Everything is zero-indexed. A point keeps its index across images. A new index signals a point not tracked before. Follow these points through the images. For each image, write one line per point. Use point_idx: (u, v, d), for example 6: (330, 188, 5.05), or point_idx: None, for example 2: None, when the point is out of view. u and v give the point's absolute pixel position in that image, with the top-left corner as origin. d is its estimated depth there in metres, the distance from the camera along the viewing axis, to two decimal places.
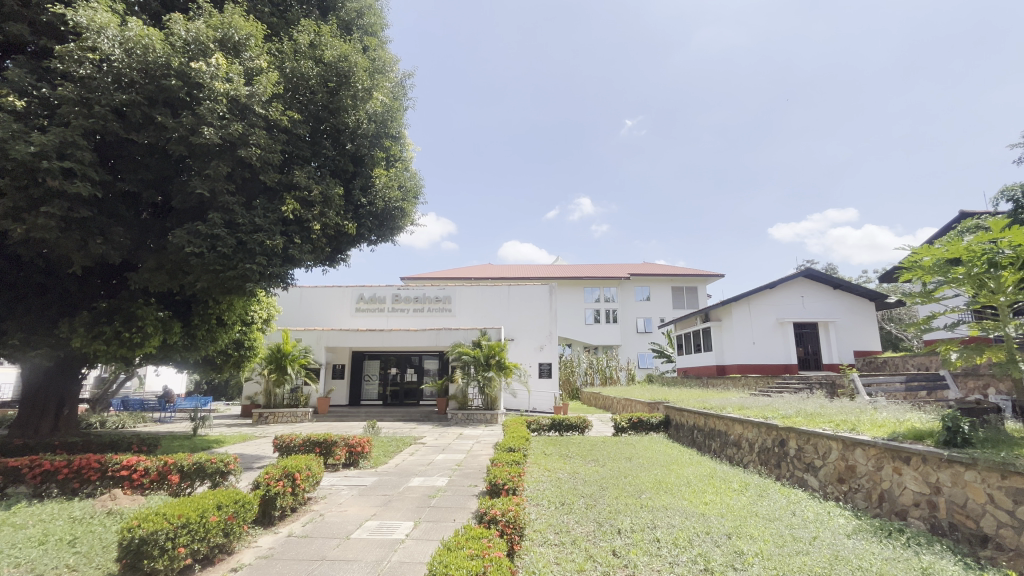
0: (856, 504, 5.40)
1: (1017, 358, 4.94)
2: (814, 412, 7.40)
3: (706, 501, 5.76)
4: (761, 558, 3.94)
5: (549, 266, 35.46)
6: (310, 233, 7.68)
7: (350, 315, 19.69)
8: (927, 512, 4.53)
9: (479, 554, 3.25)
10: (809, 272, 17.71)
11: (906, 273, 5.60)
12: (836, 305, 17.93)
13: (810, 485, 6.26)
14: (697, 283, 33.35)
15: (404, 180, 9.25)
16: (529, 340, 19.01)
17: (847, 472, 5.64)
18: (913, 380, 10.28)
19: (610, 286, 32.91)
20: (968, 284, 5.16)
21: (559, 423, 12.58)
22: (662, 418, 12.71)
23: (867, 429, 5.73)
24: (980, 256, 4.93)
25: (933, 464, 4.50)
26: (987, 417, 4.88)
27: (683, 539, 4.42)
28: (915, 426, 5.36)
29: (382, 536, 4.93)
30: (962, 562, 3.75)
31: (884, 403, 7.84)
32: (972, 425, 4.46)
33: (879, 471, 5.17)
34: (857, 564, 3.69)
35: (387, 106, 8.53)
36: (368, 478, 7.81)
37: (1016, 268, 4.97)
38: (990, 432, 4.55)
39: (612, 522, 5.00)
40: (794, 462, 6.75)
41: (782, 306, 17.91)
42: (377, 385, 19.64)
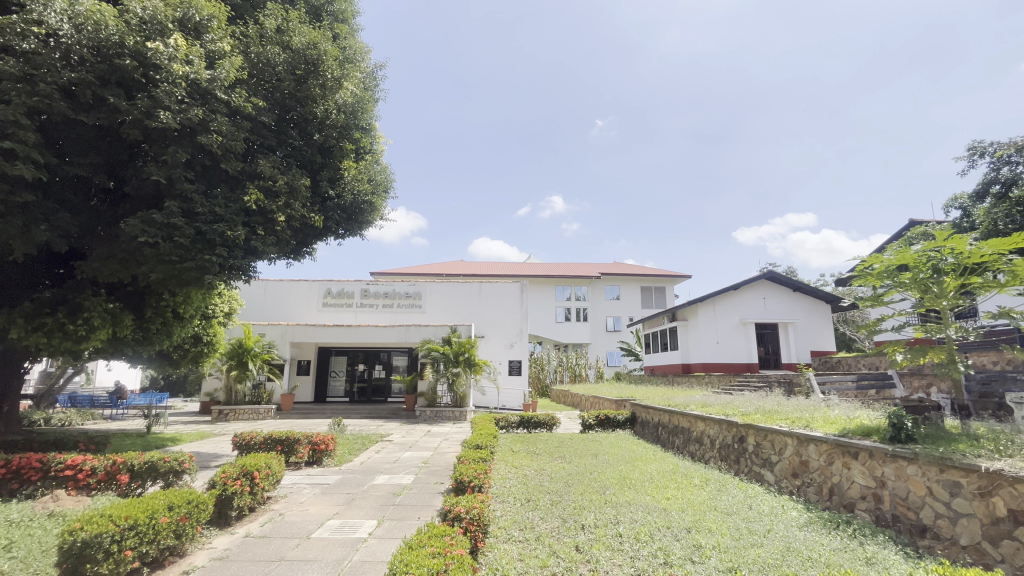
0: (808, 497, 5.63)
1: (957, 360, 5.21)
2: (771, 410, 7.67)
3: (668, 496, 5.89)
4: (718, 551, 4.06)
5: (521, 264, 35.54)
6: (274, 224, 7.44)
7: (317, 310, 19.25)
8: (873, 504, 4.76)
9: (440, 552, 3.22)
10: (771, 274, 18.31)
11: (858, 279, 5.86)
12: (795, 306, 18.62)
13: (767, 480, 6.50)
14: (664, 283, 34.15)
15: (374, 173, 9.09)
16: (499, 338, 19.00)
17: (800, 467, 5.88)
18: (863, 379, 10.79)
19: (580, 285, 33.27)
20: (915, 289, 5.43)
21: (527, 420, 12.62)
22: (629, 415, 12.92)
23: (820, 426, 5.97)
24: (925, 263, 5.21)
25: (879, 459, 4.73)
26: (929, 415, 5.16)
27: (644, 534, 4.50)
28: (864, 423, 5.62)
29: (344, 535, 4.83)
30: (903, 551, 3.96)
31: (837, 401, 8.18)
32: (915, 422, 4.70)
33: (830, 465, 5.41)
34: (807, 556, 3.84)
35: (358, 96, 8.33)
36: (331, 476, 7.65)
37: (960, 275, 5.24)
38: (931, 429, 4.80)
39: (576, 518, 5.06)
40: (751, 458, 6.99)
41: (744, 307, 18.54)
42: (343, 382, 19.32)
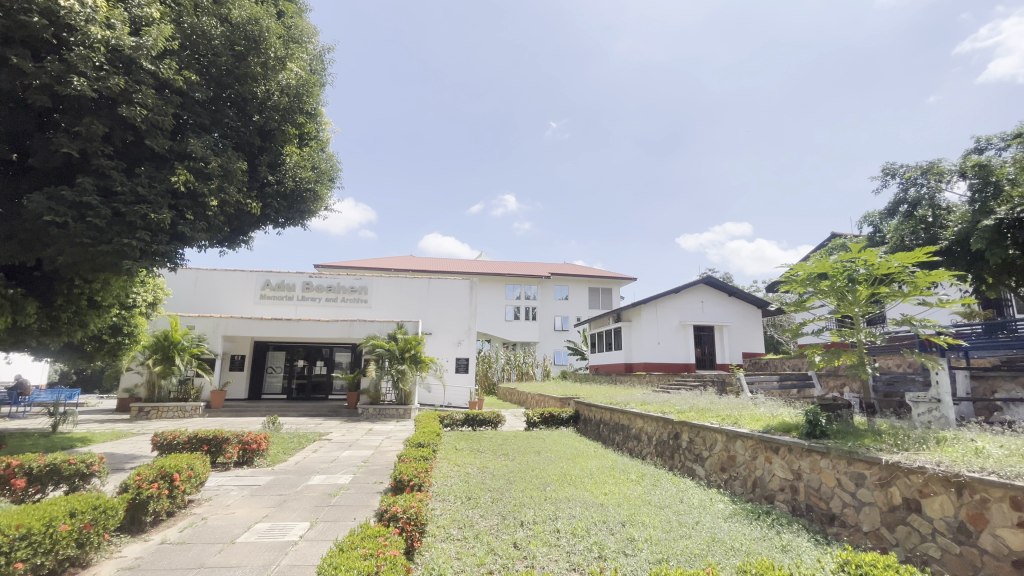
0: (734, 490, 5.97)
1: (866, 362, 5.68)
2: (704, 408, 8.06)
3: (605, 491, 6.06)
4: (650, 544, 4.21)
5: (472, 262, 35.38)
6: (205, 209, 6.97)
7: (254, 302, 18.27)
8: (790, 495, 5.12)
9: (373, 554, 3.13)
10: (709, 279, 19.27)
11: (785, 285, 6.29)
12: (730, 310, 19.71)
13: (698, 474, 6.83)
14: (611, 284, 35.14)
15: (319, 161, 8.71)
16: (447, 335, 18.83)
17: (728, 461, 6.22)
18: (787, 379, 11.58)
19: (530, 284, 33.57)
20: (832, 296, 5.88)
21: (472, 418, 12.58)
22: (572, 413, 13.17)
23: (747, 423, 6.34)
24: (842, 273, 5.66)
25: (796, 453, 5.09)
26: (840, 412, 5.60)
27: (581, 529, 4.59)
28: (785, 420, 6.02)
29: (273, 539, 4.60)
30: (813, 538, 4.28)
31: (763, 399, 8.72)
32: (829, 419, 5.09)
33: (754, 460, 5.76)
34: (729, 545, 4.07)
35: (303, 79, 7.95)
36: (262, 477, 7.26)
37: (871, 285, 5.71)
38: (843, 425, 5.22)
39: (515, 515, 5.09)
40: (684, 453, 7.32)
41: (684, 310, 19.42)
42: (281, 378, 18.48)
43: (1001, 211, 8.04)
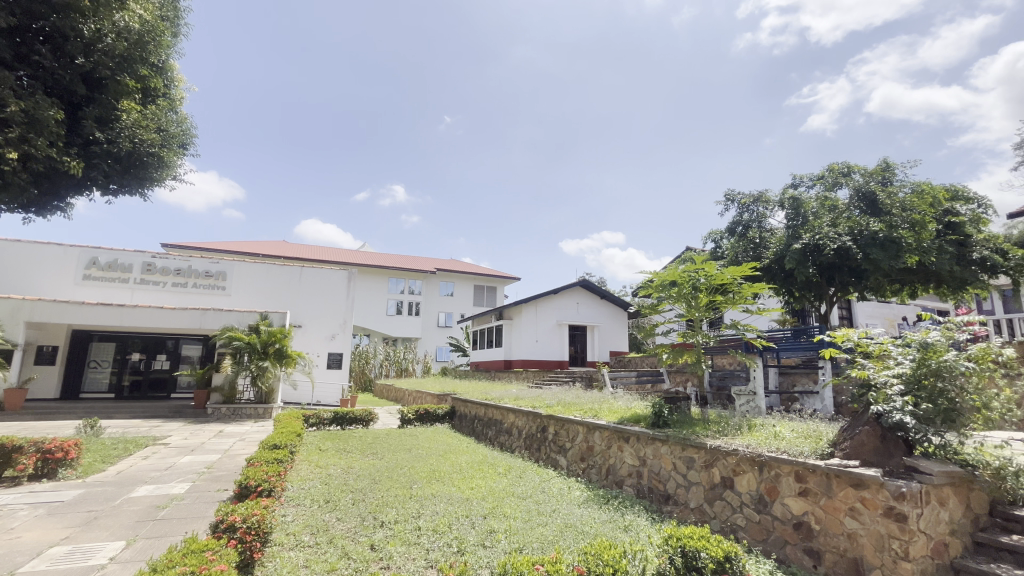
0: (590, 477, 6.44)
1: (702, 360, 6.52)
2: (569, 402, 8.59)
3: (472, 486, 6.12)
4: (508, 534, 4.32)
5: (353, 252, 33.52)
6: (1, 162, 5.54)
7: (73, 283, 15.21)
8: (636, 480, 5.67)
9: (194, 571, 2.75)
10: (584, 282, 20.60)
11: (643, 290, 6.96)
12: (601, 312, 21.27)
13: (560, 464, 7.24)
14: (496, 283, 35.83)
15: (166, 123, 7.60)
16: (319, 328, 17.57)
17: (587, 451, 6.69)
18: (643, 375, 12.85)
19: (415, 279, 32.82)
20: (679, 301, 6.65)
21: (342, 416, 11.90)
22: (448, 409, 13.14)
23: (605, 415, 6.88)
24: (687, 281, 6.41)
25: (643, 442, 5.64)
26: (681, 404, 6.34)
27: (442, 526, 4.56)
28: (637, 412, 6.65)
29: (71, 565, 3.83)
30: (651, 517, 4.77)
31: (621, 393, 9.54)
32: (671, 410, 5.71)
33: (608, 449, 6.27)
34: (579, 529, 4.36)
35: (149, 23, 6.74)
36: (67, 492, 6.03)
37: (710, 292, 6.55)
38: (681, 415, 5.92)
39: (376, 515, 4.89)
40: (550, 445, 7.71)
41: (561, 310, 20.51)
42: (108, 374, 15.67)
43: (806, 238, 9.67)
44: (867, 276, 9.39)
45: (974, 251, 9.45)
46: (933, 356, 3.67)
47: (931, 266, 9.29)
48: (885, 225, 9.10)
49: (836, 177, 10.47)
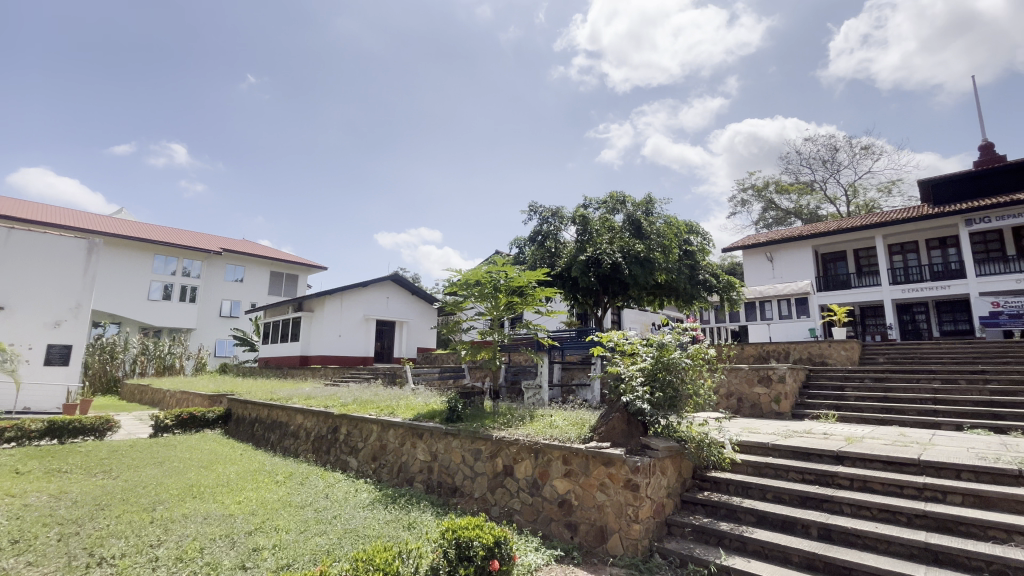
0: (381, 477, 6.26)
1: (497, 356, 6.94)
2: (366, 400, 8.20)
3: (239, 499, 5.31)
4: (276, 551, 3.85)
5: (101, 217, 26.33)
6: None
7: None
8: (426, 475, 5.72)
9: None
10: (396, 277, 20.10)
11: (449, 287, 7.11)
12: (411, 308, 20.97)
13: (350, 466, 6.85)
14: (298, 271, 32.38)
15: None
16: (33, 312, 13.21)
17: (379, 450, 6.47)
18: (446, 372, 13.11)
19: (191, 258, 27.45)
20: (481, 300, 6.96)
21: (59, 427, 9.16)
22: (223, 412, 11.27)
23: (401, 412, 6.75)
24: (489, 281, 6.74)
25: (435, 437, 5.70)
26: (475, 399, 6.60)
27: (190, 552, 3.82)
28: (433, 407, 6.70)
29: None
30: (435, 511, 4.85)
31: (421, 389, 9.54)
32: (464, 404, 5.90)
33: (401, 446, 6.17)
34: (360, 533, 4.14)
35: None
36: None
37: (509, 293, 6.98)
38: (474, 409, 6.17)
39: (95, 551, 3.84)
40: (340, 446, 7.24)
41: (369, 304, 19.60)
42: None
43: (588, 251, 10.89)
44: (630, 287, 11.16)
45: (700, 274, 12.18)
46: (665, 354, 4.55)
47: (673, 282, 11.62)
48: (644, 246, 10.97)
49: (616, 204, 11.97)
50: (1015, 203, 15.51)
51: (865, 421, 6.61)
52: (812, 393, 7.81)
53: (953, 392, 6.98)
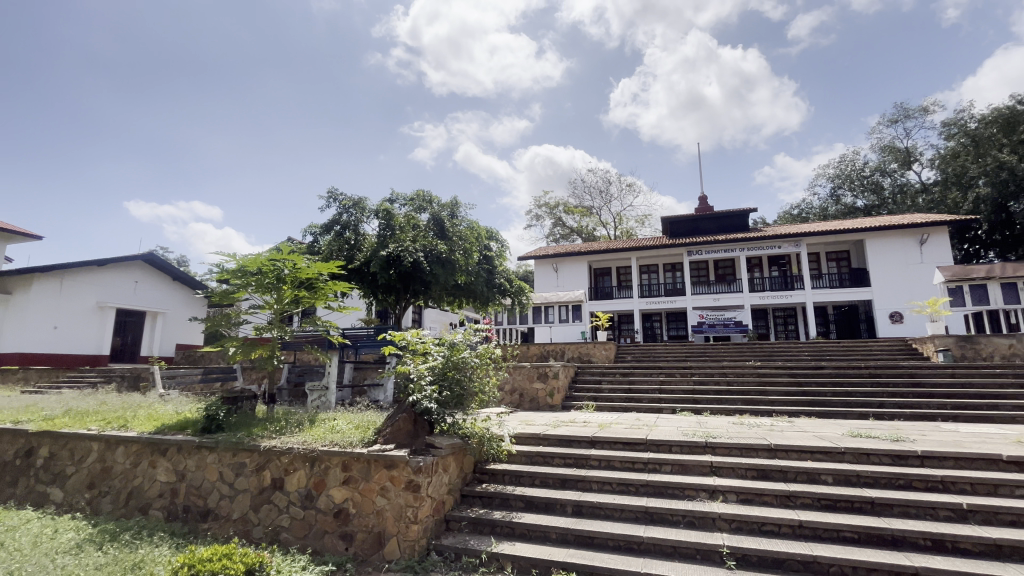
0: (100, 509, 4.91)
1: (276, 354, 6.11)
2: (87, 410, 6.34)
3: None
4: None
5: None
6: None
7: None
8: (169, 500, 4.71)
9: None
10: (150, 256, 15.81)
11: (217, 274, 6.01)
12: (170, 296, 16.74)
13: (52, 499, 5.19)
14: None
15: None
16: None
17: (100, 475, 5.05)
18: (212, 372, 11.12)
19: None
20: (259, 291, 6.04)
21: None
22: None
23: (138, 424, 5.35)
24: (271, 271, 5.90)
25: (184, 453, 4.72)
26: (241, 404, 5.46)
27: None
28: (186, 416, 5.54)
29: None
30: (175, 544, 3.99)
31: (175, 395, 7.87)
32: (228, 411, 5.02)
33: (134, 468, 4.93)
34: None
35: None
36: None
37: (295, 284, 6.20)
38: (241, 415, 5.29)
39: None
40: (37, 474, 5.42)
41: (106, 287, 14.79)
42: None
43: (390, 247, 10.55)
44: (431, 286, 11.23)
45: (497, 278, 12.98)
46: (454, 353, 4.65)
47: (472, 284, 12.13)
48: (447, 247, 11.13)
49: (422, 203, 11.87)
50: (716, 242, 20.91)
51: (613, 410, 7.95)
52: (578, 387, 9.07)
53: (671, 384, 8.95)
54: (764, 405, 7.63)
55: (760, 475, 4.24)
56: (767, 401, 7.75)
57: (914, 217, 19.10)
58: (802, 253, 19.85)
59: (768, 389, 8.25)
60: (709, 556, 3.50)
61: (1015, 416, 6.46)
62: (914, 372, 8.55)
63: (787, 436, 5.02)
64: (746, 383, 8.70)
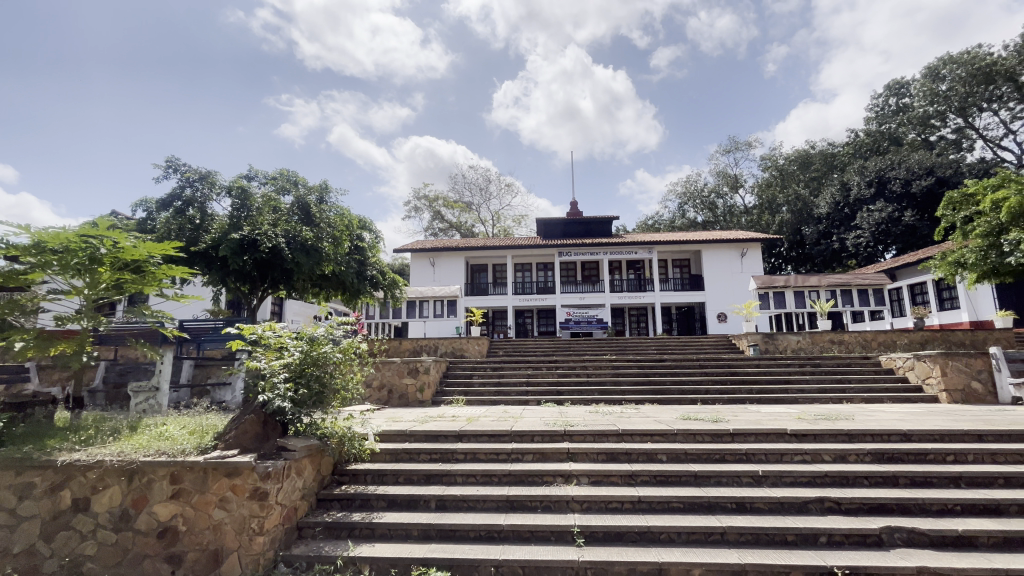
0: None
1: (87, 350, 5.03)
2: None
3: None
4: None
5: None
6: None
7: None
8: None
9: None
10: None
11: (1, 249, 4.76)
12: None
13: None
14: None
15: None
16: None
17: None
18: None
19: None
20: (64, 273, 4.89)
21: None
22: None
23: None
24: (82, 249, 4.78)
25: None
26: (32, 411, 4.43)
27: None
28: None
29: None
30: None
31: None
32: (11, 421, 4.02)
33: None
34: None
35: None
36: None
37: (116, 267, 5.13)
38: (32, 425, 4.26)
39: None
40: None
41: None
42: None
43: (245, 230, 9.42)
44: (294, 276, 10.31)
45: (368, 269, 12.39)
46: (315, 348, 4.30)
47: (341, 274, 11.40)
48: (313, 234, 10.27)
49: (285, 183, 10.82)
50: (583, 245, 22.55)
51: (482, 403, 8.14)
52: (449, 382, 9.09)
53: (537, 377, 9.44)
54: (616, 395, 8.45)
55: (608, 458, 4.68)
56: (619, 391, 8.59)
57: (738, 233, 22.73)
58: (653, 259, 22.39)
59: (620, 380, 9.16)
60: (561, 536, 3.76)
61: (797, 398, 8.07)
62: (732, 363, 10.18)
63: (633, 422, 5.61)
64: (603, 375, 9.54)
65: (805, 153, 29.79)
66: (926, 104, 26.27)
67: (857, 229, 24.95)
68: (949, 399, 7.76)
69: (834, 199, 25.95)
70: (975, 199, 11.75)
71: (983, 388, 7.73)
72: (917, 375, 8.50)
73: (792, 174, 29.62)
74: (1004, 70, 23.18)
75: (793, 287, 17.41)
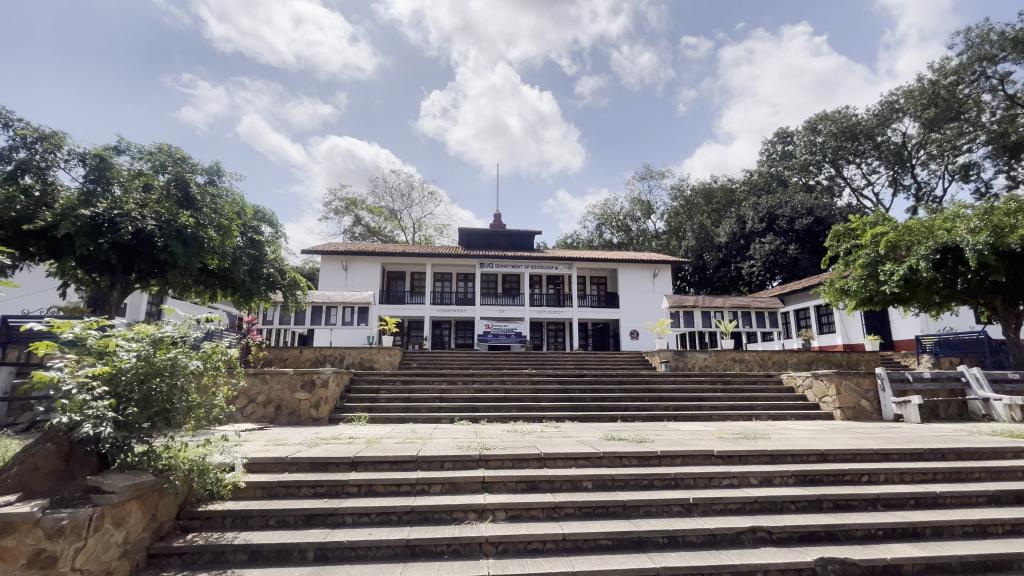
0: None
1: None
2: None
3: None
4: None
5: None
6: None
7: None
8: None
9: None
10: None
11: None
12: None
13: None
14: None
15: None
16: None
17: None
18: None
19: None
20: None
21: None
22: None
23: None
24: None
25: None
26: None
27: None
28: None
29: None
30: None
31: None
32: None
33: None
34: None
35: None
36: None
37: None
38: None
39: None
40: None
41: None
42: None
43: (100, 207, 7.76)
44: (164, 268, 8.66)
45: (265, 267, 10.80)
46: (159, 353, 3.27)
47: (228, 271, 9.80)
48: (193, 220, 8.72)
49: (163, 160, 9.16)
50: (505, 258, 22.24)
51: (387, 421, 7.23)
52: (351, 397, 8.05)
53: (452, 393, 8.68)
54: (535, 412, 7.95)
55: (529, 488, 4.08)
56: (538, 407, 8.12)
57: (651, 254, 23.71)
58: (573, 276, 22.59)
59: (540, 397, 8.69)
60: None
61: (711, 415, 8.11)
62: (649, 380, 10.16)
63: (555, 443, 5.08)
64: (522, 390, 9.01)
65: (709, 186, 32.15)
66: (806, 152, 29.53)
67: (751, 258, 27.17)
68: (842, 416, 8.20)
69: (732, 230, 28.18)
70: (856, 233, 12.97)
71: (870, 406, 8.28)
72: (815, 393, 8.96)
73: (698, 205, 31.80)
74: (866, 130, 26.68)
75: (701, 306, 18.35)
